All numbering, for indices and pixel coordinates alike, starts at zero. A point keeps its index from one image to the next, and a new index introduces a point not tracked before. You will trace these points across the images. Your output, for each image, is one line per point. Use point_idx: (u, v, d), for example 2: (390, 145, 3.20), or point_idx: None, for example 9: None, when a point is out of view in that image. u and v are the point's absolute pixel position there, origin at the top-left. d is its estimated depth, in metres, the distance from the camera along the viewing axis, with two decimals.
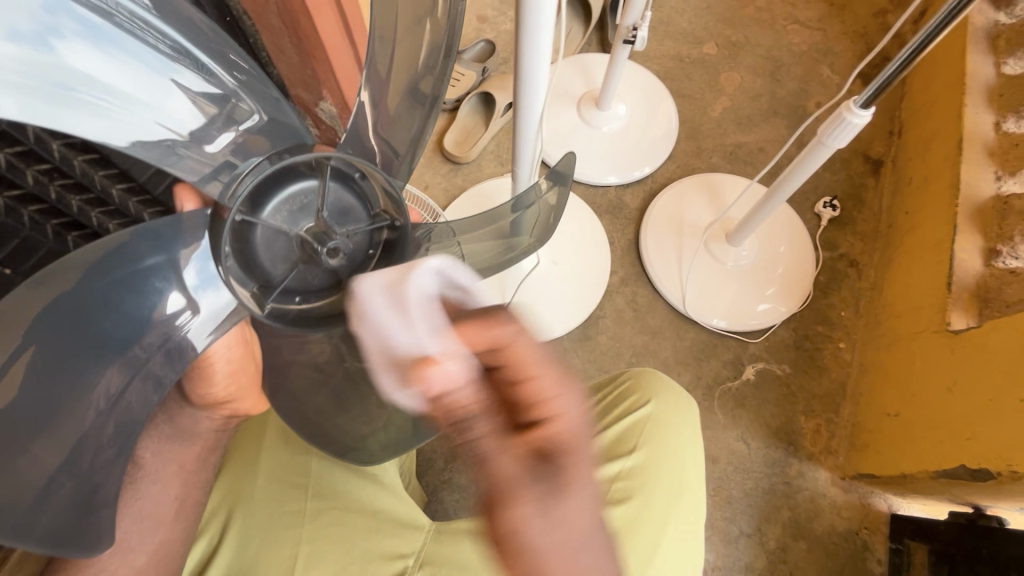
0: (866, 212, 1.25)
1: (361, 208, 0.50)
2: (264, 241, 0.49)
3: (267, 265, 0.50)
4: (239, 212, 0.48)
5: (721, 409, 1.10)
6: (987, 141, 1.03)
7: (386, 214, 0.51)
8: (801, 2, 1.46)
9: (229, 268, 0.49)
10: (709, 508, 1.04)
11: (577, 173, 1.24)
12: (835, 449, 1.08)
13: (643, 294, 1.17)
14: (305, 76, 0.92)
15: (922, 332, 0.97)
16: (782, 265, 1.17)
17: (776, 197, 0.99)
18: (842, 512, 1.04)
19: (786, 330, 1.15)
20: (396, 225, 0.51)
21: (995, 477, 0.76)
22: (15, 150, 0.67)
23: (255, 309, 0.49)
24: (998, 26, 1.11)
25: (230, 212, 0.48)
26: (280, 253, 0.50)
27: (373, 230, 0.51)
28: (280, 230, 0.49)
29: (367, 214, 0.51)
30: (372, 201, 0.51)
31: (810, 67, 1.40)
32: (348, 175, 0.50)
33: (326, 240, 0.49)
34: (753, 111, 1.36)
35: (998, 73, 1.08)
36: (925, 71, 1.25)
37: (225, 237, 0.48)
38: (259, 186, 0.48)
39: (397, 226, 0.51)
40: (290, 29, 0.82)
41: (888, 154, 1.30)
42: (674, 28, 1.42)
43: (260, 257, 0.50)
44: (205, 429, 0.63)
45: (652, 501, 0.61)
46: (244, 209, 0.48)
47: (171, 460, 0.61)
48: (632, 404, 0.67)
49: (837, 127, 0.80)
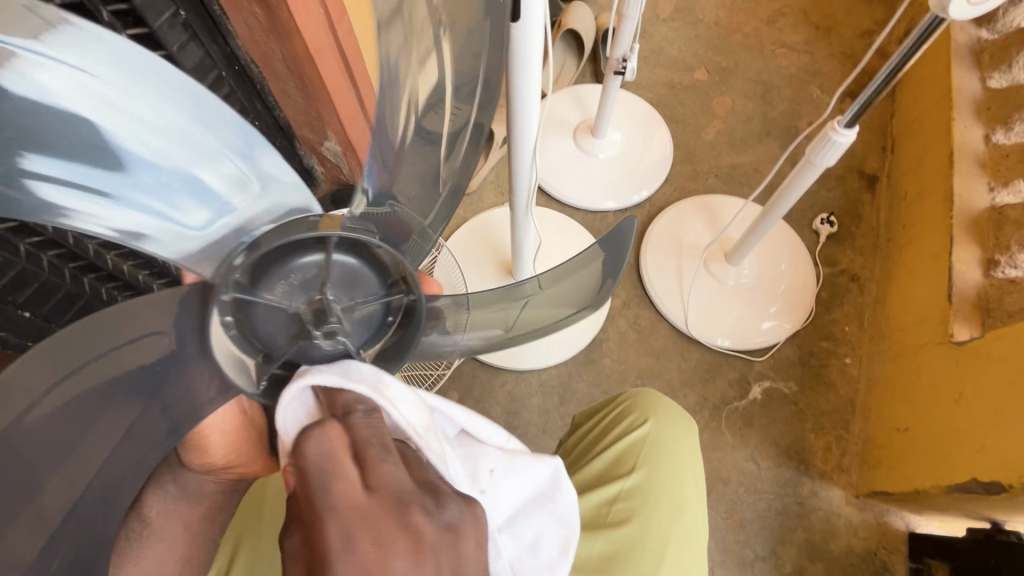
0: (863, 227, 1.26)
1: (376, 281, 0.43)
2: (263, 317, 0.41)
3: (266, 336, 0.41)
4: (233, 288, 0.40)
5: (729, 429, 1.09)
6: (977, 153, 1.04)
7: (401, 284, 0.44)
8: (787, 27, 1.51)
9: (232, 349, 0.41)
10: (721, 531, 1.02)
11: (576, 200, 1.27)
12: (848, 467, 1.06)
13: (645, 316, 1.18)
14: (310, 118, 0.98)
15: (927, 345, 0.97)
16: (784, 282, 1.18)
17: (771, 215, 1.01)
18: (858, 532, 1.02)
19: (790, 347, 1.15)
20: (412, 297, 0.44)
21: (1007, 490, 0.74)
22: None
23: (249, 385, 0.42)
24: (980, 41, 1.12)
25: (222, 289, 0.39)
26: (279, 329, 0.42)
27: (389, 300, 0.44)
28: (280, 305, 0.41)
29: (382, 284, 0.43)
30: (388, 270, 0.43)
31: (799, 88, 1.44)
32: (360, 243, 0.41)
33: (325, 319, 0.42)
34: (746, 133, 1.39)
35: (984, 87, 1.09)
36: (913, 89, 1.28)
37: (216, 311, 0.40)
38: (259, 260, 0.40)
39: (413, 298, 0.44)
40: (296, 75, 0.87)
41: (882, 169, 1.31)
42: (665, 57, 1.47)
43: (258, 331, 0.41)
44: (208, 490, 0.59)
45: (653, 521, 0.61)
46: (241, 283, 0.40)
47: (177, 519, 0.57)
48: (631, 425, 0.67)
49: (824, 146, 0.83)
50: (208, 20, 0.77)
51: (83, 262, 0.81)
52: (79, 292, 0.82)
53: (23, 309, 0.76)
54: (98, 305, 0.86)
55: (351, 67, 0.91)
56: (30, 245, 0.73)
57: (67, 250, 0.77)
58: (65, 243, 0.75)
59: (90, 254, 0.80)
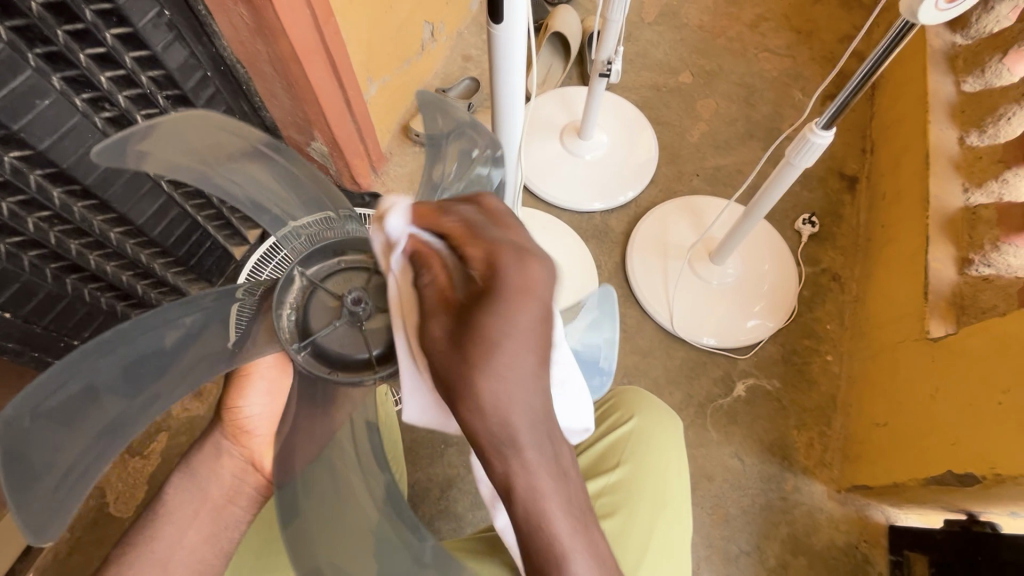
0: (844, 227, 1.29)
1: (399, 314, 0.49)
2: (316, 310, 0.49)
3: (310, 319, 0.49)
4: (302, 278, 0.50)
5: (714, 426, 1.11)
6: (952, 155, 1.06)
7: None
8: (770, 31, 1.53)
9: (282, 319, 0.48)
10: (707, 526, 1.04)
11: (564, 201, 1.28)
12: (829, 462, 1.08)
13: (632, 315, 1.20)
14: (297, 119, 1.05)
15: (904, 341, 0.99)
16: (768, 281, 1.20)
17: (754, 215, 1.02)
18: (840, 526, 1.04)
19: (773, 345, 1.17)
20: None
21: (980, 481, 0.76)
22: (17, 199, 0.71)
23: (313, 366, 0.48)
24: (955, 46, 1.16)
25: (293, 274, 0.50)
26: (320, 319, 0.49)
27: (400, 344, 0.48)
28: (333, 314, 0.49)
29: None
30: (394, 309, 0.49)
31: (782, 91, 1.47)
32: None
33: (355, 316, 0.48)
34: (730, 134, 1.41)
35: (959, 91, 1.12)
36: (892, 93, 1.31)
37: (283, 297, 0.49)
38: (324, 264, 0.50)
39: None
40: (282, 76, 0.94)
41: (862, 170, 1.35)
42: (650, 60, 1.49)
43: (311, 325, 0.49)
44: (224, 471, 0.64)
45: (635, 515, 0.62)
46: (305, 279, 0.50)
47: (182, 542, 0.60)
48: (616, 422, 0.68)
49: (802, 147, 0.84)
50: (192, 20, 0.83)
51: (65, 262, 0.81)
52: (62, 293, 0.82)
53: (4, 310, 0.76)
54: (80, 306, 0.86)
55: (339, 64, 0.97)
56: (11, 245, 0.74)
57: (50, 250, 0.78)
58: (48, 243, 0.77)
59: (73, 254, 0.81)
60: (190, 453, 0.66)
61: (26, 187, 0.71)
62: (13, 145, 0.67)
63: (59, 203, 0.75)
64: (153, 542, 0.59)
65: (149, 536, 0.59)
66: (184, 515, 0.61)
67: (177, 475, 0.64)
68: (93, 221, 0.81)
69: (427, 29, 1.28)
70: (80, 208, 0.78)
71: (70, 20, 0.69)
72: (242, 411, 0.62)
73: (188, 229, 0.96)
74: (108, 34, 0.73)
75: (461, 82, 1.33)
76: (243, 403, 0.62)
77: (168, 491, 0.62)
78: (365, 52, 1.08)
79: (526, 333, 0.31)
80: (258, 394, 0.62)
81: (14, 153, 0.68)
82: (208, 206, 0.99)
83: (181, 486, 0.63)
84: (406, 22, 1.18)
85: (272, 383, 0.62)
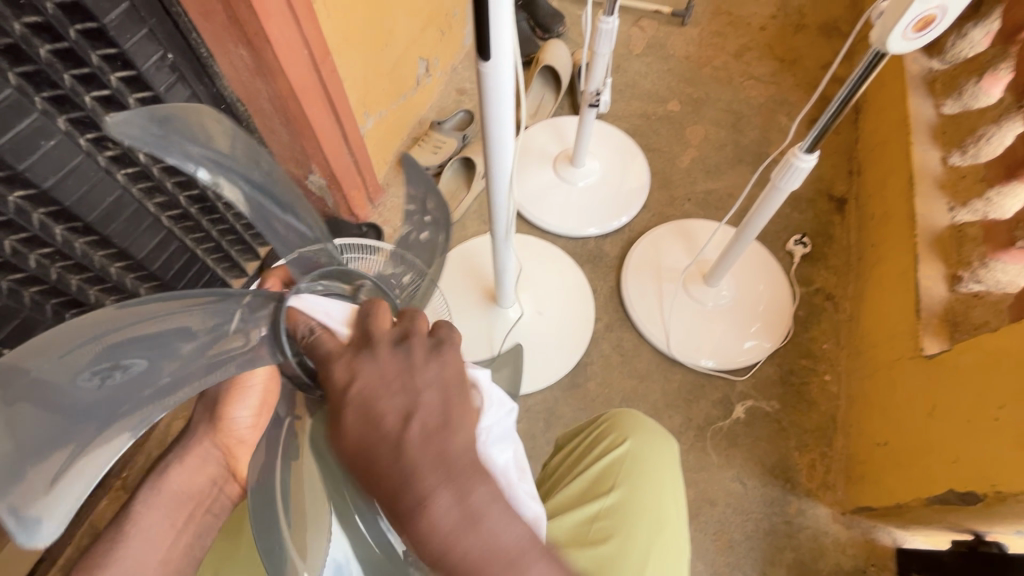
0: (835, 247, 1.31)
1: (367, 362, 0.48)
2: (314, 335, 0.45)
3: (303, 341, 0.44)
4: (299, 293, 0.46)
5: (715, 449, 1.10)
6: (936, 175, 1.08)
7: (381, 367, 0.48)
8: (754, 60, 1.59)
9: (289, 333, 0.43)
10: (711, 553, 1.02)
11: (559, 227, 1.30)
12: (832, 484, 1.07)
13: (628, 338, 1.20)
14: (296, 153, 1.07)
15: (900, 359, 1.00)
16: (763, 301, 1.21)
17: (744, 237, 1.04)
18: (847, 550, 1.02)
19: (771, 366, 1.17)
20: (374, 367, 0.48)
21: (982, 499, 0.76)
22: (20, 238, 0.73)
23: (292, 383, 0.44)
24: (932, 71, 1.19)
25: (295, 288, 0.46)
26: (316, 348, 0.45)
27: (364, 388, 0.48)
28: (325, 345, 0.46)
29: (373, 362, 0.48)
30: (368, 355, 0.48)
31: (768, 117, 1.51)
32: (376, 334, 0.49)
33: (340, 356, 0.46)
34: (720, 159, 1.44)
35: (938, 113, 1.15)
36: (875, 116, 1.34)
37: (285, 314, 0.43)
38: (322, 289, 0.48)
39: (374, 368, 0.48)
40: (281, 112, 0.97)
41: (850, 192, 1.37)
42: (640, 90, 1.54)
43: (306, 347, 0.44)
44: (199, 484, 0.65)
45: (632, 539, 0.62)
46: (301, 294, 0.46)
47: None
48: (610, 445, 0.68)
49: (787, 171, 0.86)
50: (194, 62, 0.87)
51: (66, 298, 0.82)
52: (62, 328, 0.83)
53: (3, 346, 0.77)
54: None
55: (336, 100, 1.01)
56: (12, 281, 0.75)
57: (50, 286, 0.79)
58: (48, 278, 0.78)
59: (73, 289, 0.82)
60: (162, 464, 0.65)
61: (29, 225, 0.72)
62: (18, 184, 0.69)
63: (61, 240, 0.77)
64: (122, 557, 0.57)
65: (116, 556, 0.57)
66: (159, 530, 0.60)
67: (147, 490, 0.62)
68: (94, 256, 0.83)
69: (423, 64, 1.32)
70: (81, 244, 0.80)
71: (77, 65, 0.71)
72: (230, 419, 0.67)
73: (187, 263, 0.98)
74: (112, 77, 0.76)
75: (455, 114, 1.37)
76: (236, 411, 0.66)
77: (137, 506, 0.60)
78: (361, 88, 1.11)
79: (367, 413, 0.38)
80: (249, 404, 0.67)
81: (19, 193, 0.70)
82: (207, 241, 1.01)
83: (153, 500, 0.61)
84: (402, 59, 1.23)
85: (267, 396, 0.67)
